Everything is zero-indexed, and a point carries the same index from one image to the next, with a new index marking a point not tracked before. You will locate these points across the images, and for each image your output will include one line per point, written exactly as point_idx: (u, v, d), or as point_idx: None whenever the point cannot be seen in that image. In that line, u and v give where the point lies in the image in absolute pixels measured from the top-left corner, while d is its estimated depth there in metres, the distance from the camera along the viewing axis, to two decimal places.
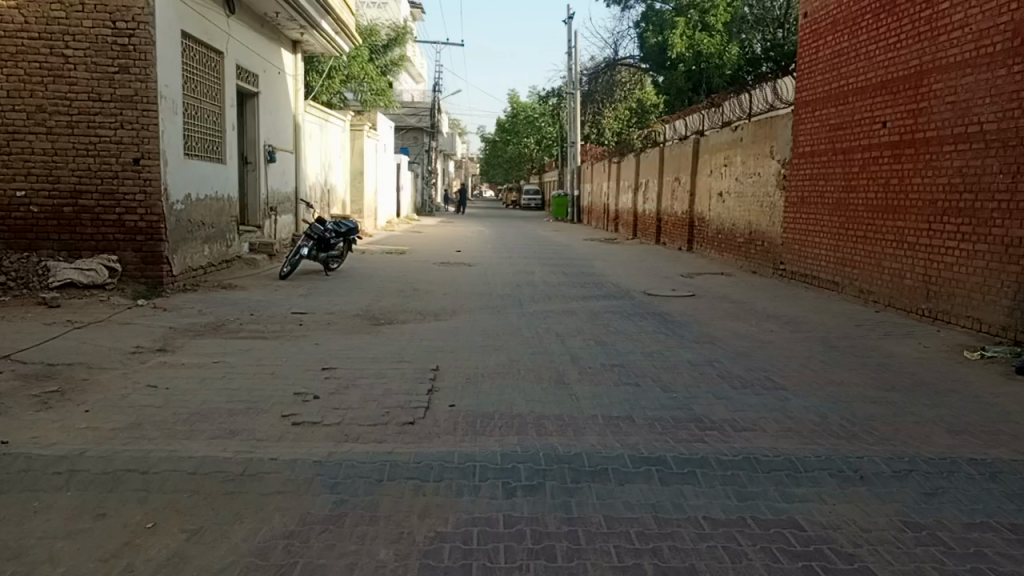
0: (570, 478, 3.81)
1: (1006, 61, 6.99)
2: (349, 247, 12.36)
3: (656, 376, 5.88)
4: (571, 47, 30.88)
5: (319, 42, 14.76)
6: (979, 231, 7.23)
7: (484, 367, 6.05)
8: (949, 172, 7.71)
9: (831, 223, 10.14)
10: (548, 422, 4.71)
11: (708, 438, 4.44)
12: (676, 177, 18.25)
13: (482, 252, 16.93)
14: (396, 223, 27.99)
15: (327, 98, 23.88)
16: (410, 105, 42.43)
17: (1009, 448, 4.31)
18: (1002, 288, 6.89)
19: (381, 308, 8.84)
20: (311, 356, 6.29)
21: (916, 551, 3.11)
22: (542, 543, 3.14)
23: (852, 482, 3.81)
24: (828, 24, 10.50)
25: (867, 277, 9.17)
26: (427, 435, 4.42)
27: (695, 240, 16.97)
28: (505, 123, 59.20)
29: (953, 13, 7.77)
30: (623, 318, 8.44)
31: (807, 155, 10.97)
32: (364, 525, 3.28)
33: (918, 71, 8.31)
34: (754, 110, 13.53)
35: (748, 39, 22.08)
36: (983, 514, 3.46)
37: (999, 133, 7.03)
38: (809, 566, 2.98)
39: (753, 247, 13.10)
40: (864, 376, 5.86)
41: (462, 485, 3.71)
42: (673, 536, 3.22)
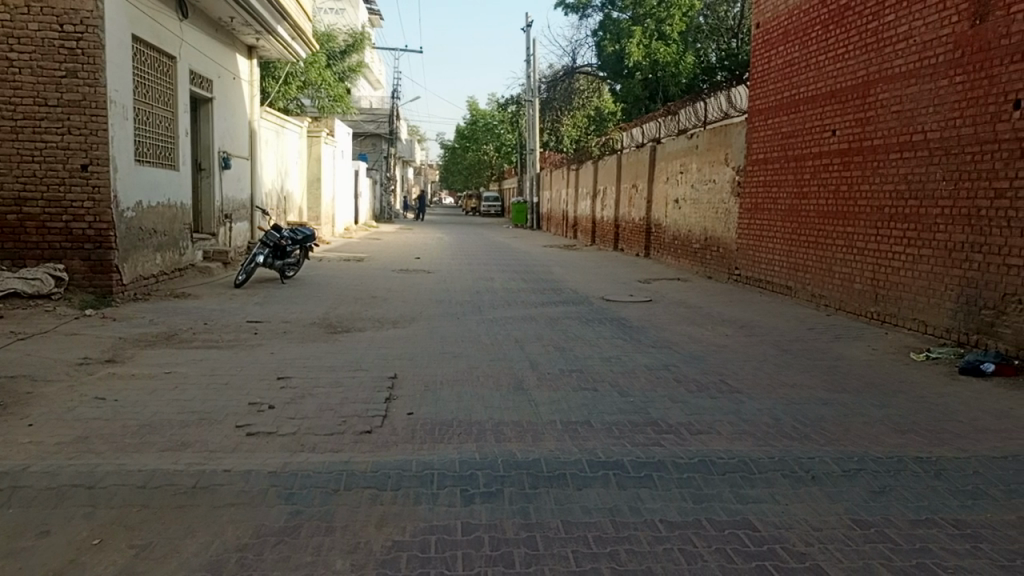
0: (529, 484, 3.82)
1: (949, 72, 7.22)
2: (305, 254, 12.21)
3: (614, 380, 5.93)
4: (530, 56, 31.21)
5: (275, 48, 14.58)
6: (923, 236, 7.45)
7: (443, 374, 6.04)
8: (895, 179, 7.93)
9: (784, 228, 10.36)
10: (507, 428, 4.72)
11: (664, 442, 4.49)
12: (634, 184, 18.43)
13: (441, 258, 16.90)
14: (354, 230, 27.71)
15: (283, 104, 23.57)
16: (369, 111, 42.23)
17: (952, 446, 4.45)
18: (946, 292, 7.11)
19: (338, 315, 8.77)
20: (267, 365, 6.17)
21: (864, 548, 3.19)
22: (500, 549, 3.14)
23: (804, 482, 3.89)
24: (780, 34, 10.73)
25: (819, 281, 9.39)
26: (385, 443, 4.39)
27: (652, 246, 17.17)
28: (463, 128, 59.09)
29: (899, 24, 8.01)
30: (582, 324, 8.50)
31: (760, 162, 11.21)
32: (320, 535, 3.24)
33: (866, 81, 8.55)
34: (710, 118, 13.77)
35: (703, 48, 22.85)
36: (928, 511, 3.57)
37: (942, 142, 7.25)
38: (762, 565, 3.03)
39: (709, 252, 13.28)
40: (815, 379, 5.99)
41: (419, 493, 3.69)
42: (630, 540, 3.25)
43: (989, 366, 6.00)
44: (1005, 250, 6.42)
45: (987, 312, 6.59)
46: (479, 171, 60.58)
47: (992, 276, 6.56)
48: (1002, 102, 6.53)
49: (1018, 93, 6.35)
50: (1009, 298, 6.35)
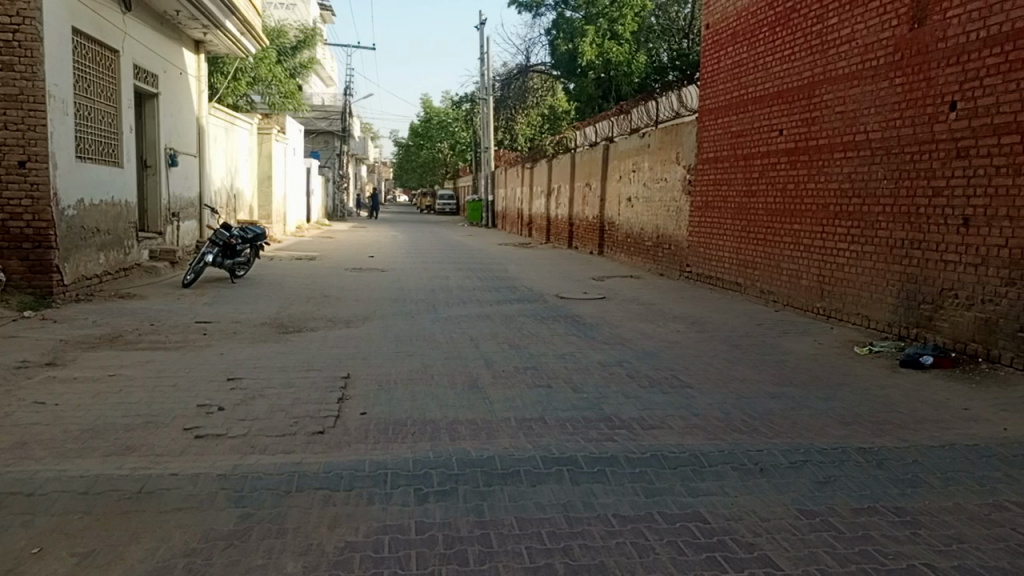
0: (483, 482, 3.83)
1: (889, 74, 7.44)
2: (256, 253, 12.02)
3: (568, 377, 5.97)
4: (483, 53, 31.18)
5: (223, 43, 14.29)
6: (866, 233, 7.67)
7: (397, 374, 6.00)
8: (840, 178, 8.14)
9: (733, 226, 10.56)
10: (461, 426, 4.72)
11: (617, 437, 4.55)
12: (588, 183, 18.56)
13: (395, 257, 16.78)
14: (306, 228, 27.33)
15: (232, 100, 23.11)
16: (321, 108, 41.69)
17: (893, 436, 4.60)
18: (888, 288, 7.33)
19: (290, 315, 8.65)
20: (216, 366, 6.05)
21: (810, 537, 3.27)
22: (454, 547, 3.14)
23: (752, 474, 3.97)
24: (729, 35, 10.93)
25: (767, 278, 9.59)
26: (338, 444, 4.35)
27: (605, 244, 17.32)
28: (417, 127, 58.73)
29: (841, 27, 8.23)
30: (536, 321, 8.54)
31: (710, 161, 11.41)
32: (271, 538, 3.19)
33: (811, 82, 8.76)
34: (661, 118, 13.95)
35: (655, 48, 23.14)
36: (870, 500, 3.68)
37: (883, 141, 7.47)
38: (712, 557, 3.09)
39: (661, 249, 13.46)
40: (763, 373, 6.13)
41: (373, 493, 3.67)
42: (584, 535, 3.28)
43: (928, 358, 6.21)
44: (943, 246, 6.65)
45: (926, 307, 6.82)
46: (433, 169, 60.30)
47: (930, 272, 6.78)
48: (939, 104, 6.76)
49: (954, 95, 6.58)
50: (946, 293, 6.58)
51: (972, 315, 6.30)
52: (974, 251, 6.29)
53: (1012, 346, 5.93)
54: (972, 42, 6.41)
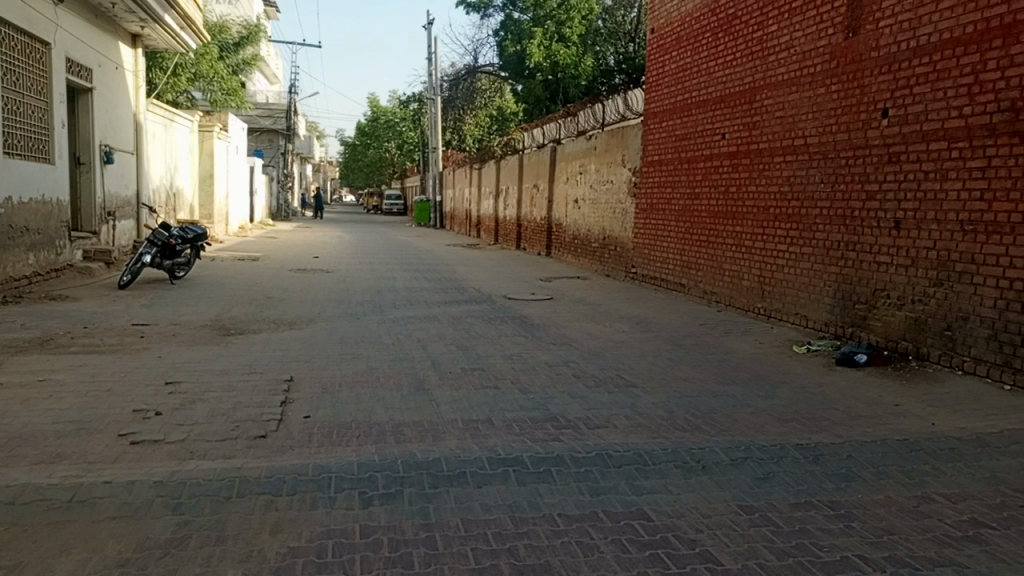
0: (429, 484, 3.81)
1: (825, 81, 7.67)
2: (197, 253, 11.73)
3: (515, 378, 5.99)
4: (432, 53, 31.04)
5: (162, 37, 13.91)
6: (804, 235, 7.89)
7: (342, 376, 5.93)
8: (779, 181, 8.36)
9: (677, 227, 10.75)
10: (407, 428, 4.69)
11: (563, 436, 4.58)
12: (535, 184, 18.66)
13: (341, 258, 16.57)
14: (250, 228, 26.80)
15: (172, 96, 22.51)
16: (265, 106, 40.93)
17: (829, 432, 4.74)
18: (825, 288, 7.55)
19: (232, 317, 8.46)
20: (153, 370, 5.87)
21: (750, 532, 3.35)
22: (399, 550, 3.12)
23: (695, 472, 4.05)
24: (673, 40, 11.11)
25: (710, 278, 9.79)
26: (281, 448, 4.28)
27: (553, 245, 17.42)
28: (365, 126, 58.14)
29: (781, 35, 8.45)
30: (483, 322, 8.54)
31: (654, 163, 11.58)
32: (210, 545, 3.11)
33: (752, 88, 8.98)
34: (607, 120, 14.10)
35: (602, 51, 23.36)
36: (807, 494, 3.79)
37: (820, 146, 7.69)
38: (655, 554, 3.13)
39: (608, 250, 13.60)
40: (706, 372, 6.25)
41: (316, 497, 3.61)
42: (529, 535, 3.29)
43: (862, 356, 6.43)
44: (876, 248, 6.88)
45: (860, 307, 7.06)
46: (380, 169, 59.76)
47: (864, 273, 7.02)
48: (871, 110, 7.00)
49: (886, 102, 6.82)
50: (879, 294, 6.82)
51: (903, 314, 6.54)
52: (904, 253, 6.53)
53: (939, 344, 6.17)
54: (903, 51, 6.65)
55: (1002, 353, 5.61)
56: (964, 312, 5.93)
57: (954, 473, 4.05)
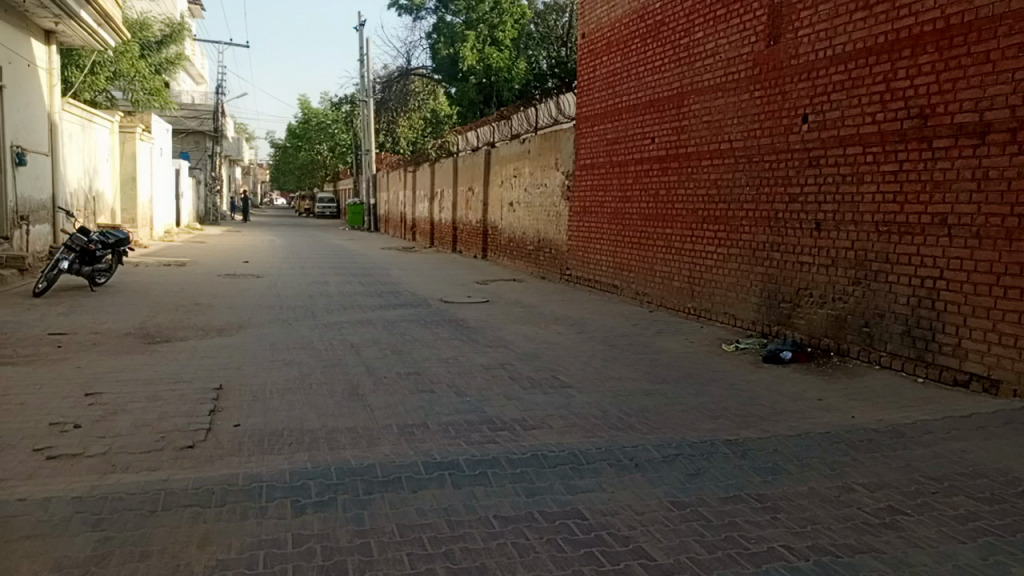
0: (363, 490, 3.76)
1: (749, 87, 7.91)
2: (119, 259, 11.30)
3: (451, 381, 5.97)
4: (364, 55, 30.71)
5: (78, 34, 13.37)
6: (731, 236, 8.12)
7: (274, 383, 5.81)
8: (707, 184, 8.58)
9: (609, 230, 10.91)
10: (341, 435, 4.62)
11: (499, 438, 4.59)
12: (470, 187, 18.66)
13: (272, 263, 16.21)
14: (176, 232, 25.95)
15: (90, 95, 21.62)
16: (190, 107, 39.75)
17: (756, 427, 4.90)
18: (752, 288, 7.79)
19: (156, 324, 8.18)
20: (71, 381, 5.62)
21: (681, 527, 3.43)
22: (333, 558, 3.07)
23: (628, 469, 4.12)
24: (604, 46, 11.28)
25: (642, 280, 9.97)
26: (209, 458, 4.16)
27: (488, 248, 17.45)
28: (296, 128, 57.02)
29: (706, 41, 8.68)
30: (419, 326, 8.49)
31: (587, 167, 11.74)
32: (133, 561, 3.00)
33: (679, 93, 9.19)
34: (540, 124, 14.22)
35: (535, 55, 23.57)
36: (736, 488, 3.90)
37: (745, 150, 7.93)
38: (589, 552, 3.17)
39: (542, 253, 13.71)
40: (639, 371, 6.36)
41: (246, 507, 3.53)
42: (465, 538, 3.29)
43: (787, 353, 6.65)
44: (798, 249, 7.13)
45: (784, 306, 7.31)
46: (313, 172, 58.70)
47: (788, 273, 7.27)
48: (792, 116, 7.26)
49: (805, 108, 7.08)
50: (802, 293, 7.07)
51: (824, 312, 6.80)
52: (825, 253, 6.79)
53: (858, 340, 6.44)
54: (821, 59, 6.92)
55: (915, 347, 5.89)
56: (880, 309, 6.20)
57: (872, 463, 4.24)
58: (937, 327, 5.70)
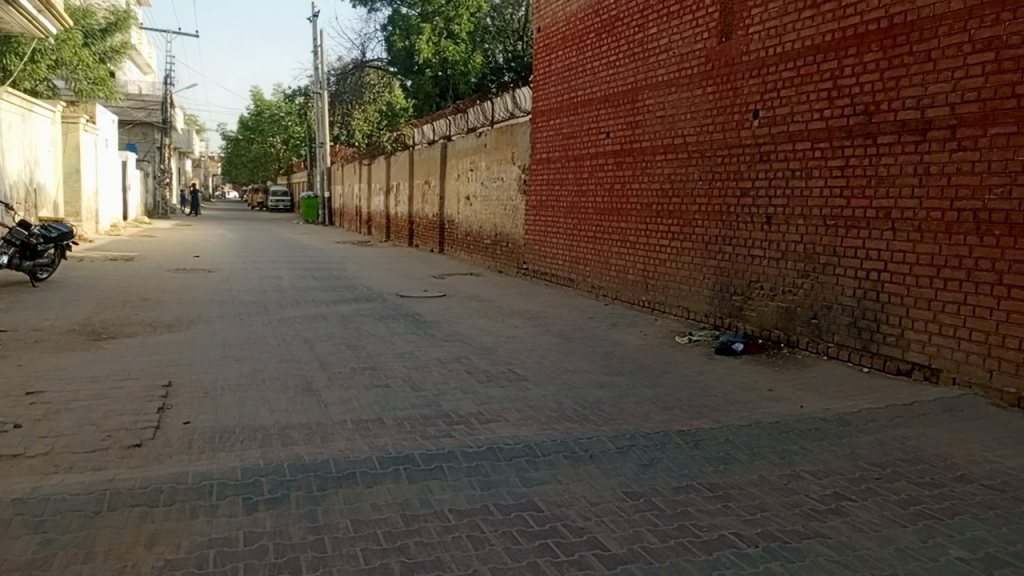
0: (317, 486, 3.72)
1: (701, 83, 8.02)
2: (62, 253, 10.96)
3: (406, 376, 5.94)
4: (317, 46, 30.28)
5: (17, 20, 12.91)
6: (685, 230, 8.23)
7: (226, 379, 5.70)
8: (661, 179, 8.68)
9: (565, 224, 10.97)
10: (294, 431, 4.56)
11: (455, 432, 4.59)
12: (426, 181, 18.56)
13: (224, 257, 15.89)
14: (123, 226, 25.26)
15: (30, 84, 20.87)
16: (137, 98, 38.71)
17: (708, 418, 4.98)
18: (705, 281, 7.91)
19: (102, 321, 7.95)
20: (11, 379, 5.44)
21: (635, 517, 3.47)
22: (286, 555, 3.03)
23: (583, 461, 4.15)
24: (559, 40, 11.31)
25: (598, 273, 10.05)
26: (158, 456, 4.07)
27: (445, 242, 17.38)
28: (248, 120, 55.96)
29: (660, 37, 8.77)
30: (375, 321, 8.41)
31: (543, 161, 11.78)
32: (76, 564, 2.92)
33: (634, 88, 9.27)
34: (496, 118, 14.20)
35: (491, 48, 23.42)
36: (688, 478, 3.96)
37: (698, 145, 8.04)
38: (544, 543, 3.19)
39: (499, 247, 13.72)
40: (595, 364, 6.42)
41: (196, 506, 3.46)
42: (420, 532, 3.28)
43: (739, 345, 6.78)
44: (749, 242, 7.27)
45: (736, 298, 7.45)
46: (266, 165, 57.68)
47: (739, 266, 7.41)
48: (743, 112, 7.38)
49: (756, 104, 7.21)
50: (753, 286, 7.21)
51: (774, 304, 6.95)
52: (775, 247, 6.93)
53: (807, 331, 6.59)
54: (771, 56, 7.05)
55: (860, 338, 6.06)
56: (828, 301, 6.35)
57: (819, 451, 4.34)
58: (882, 318, 5.87)
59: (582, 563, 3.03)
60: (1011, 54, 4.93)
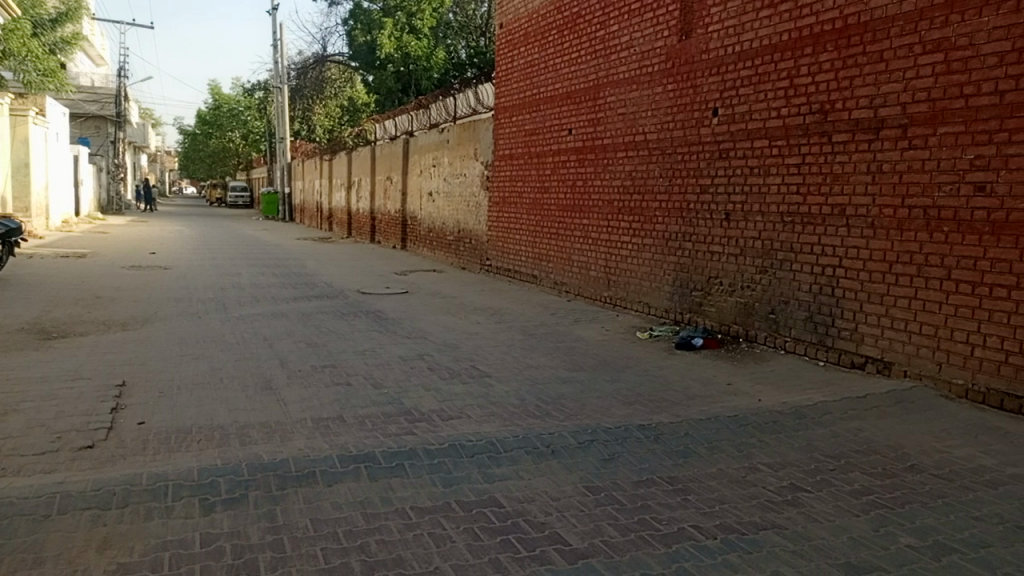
0: (276, 486, 3.67)
1: (662, 80, 8.09)
2: (10, 250, 10.64)
3: (368, 373, 5.90)
4: (277, 40, 29.85)
5: None
6: (646, 227, 8.30)
7: (182, 378, 5.59)
8: (622, 176, 8.75)
9: (528, 221, 10.99)
10: (252, 430, 4.49)
11: (416, 430, 4.57)
12: (388, 177, 18.44)
13: (180, 253, 15.57)
14: (75, 222, 24.60)
15: None
16: (90, 90, 37.70)
17: (668, 412, 5.04)
18: (665, 277, 7.99)
19: (54, 319, 7.74)
20: None
21: (596, 511, 3.49)
22: (244, 556, 2.99)
23: (544, 456, 4.17)
24: (521, 36, 11.31)
25: (560, 270, 10.09)
26: (111, 458, 3.97)
27: (407, 239, 17.29)
28: (206, 114, 54.96)
29: (621, 35, 8.83)
30: (336, 318, 8.33)
31: (505, 157, 11.78)
32: (24, 570, 2.84)
33: (595, 85, 9.32)
34: (459, 114, 14.16)
35: (453, 44, 23.29)
36: (649, 472, 4.00)
37: (658, 142, 8.12)
38: (506, 539, 3.19)
39: (462, 243, 13.68)
40: (557, 360, 6.44)
41: (150, 508, 3.39)
42: (381, 530, 3.26)
43: (698, 340, 6.87)
44: (708, 239, 7.37)
45: (695, 294, 7.54)
46: (225, 160, 56.70)
47: (699, 262, 7.50)
48: (703, 109, 7.47)
49: (715, 102, 7.30)
50: (712, 281, 7.31)
51: (733, 300, 7.05)
52: (734, 243, 7.03)
53: (765, 326, 6.70)
54: (729, 55, 7.14)
55: (816, 333, 6.18)
56: (785, 296, 6.47)
57: (775, 444, 4.43)
58: (837, 313, 5.99)
59: (543, 558, 3.04)
60: (960, 55, 5.07)
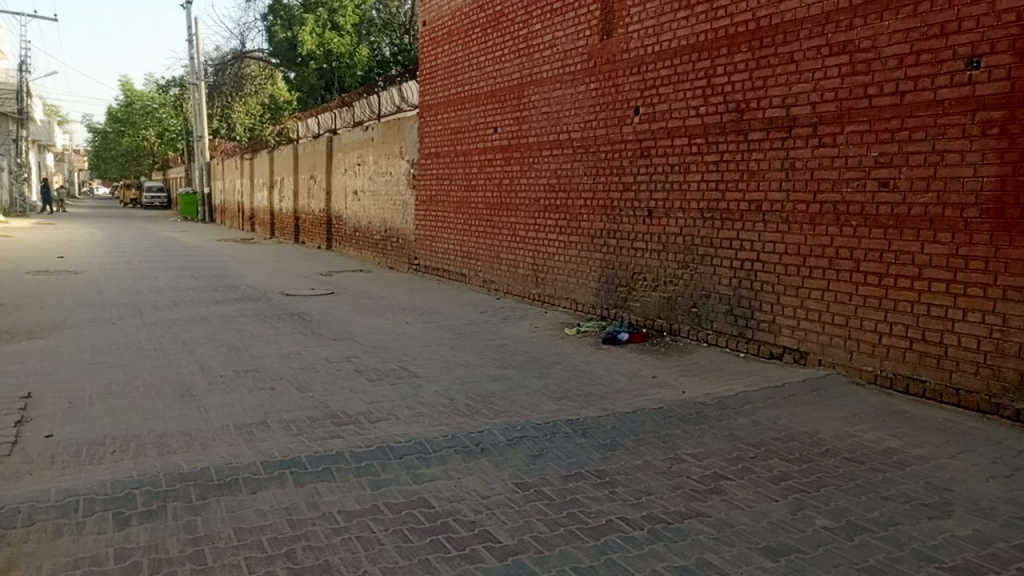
0: (196, 496, 3.55)
1: (584, 79, 8.19)
2: None
3: (293, 377, 5.77)
4: (192, 35, 28.84)
5: None
6: (572, 224, 8.39)
7: (94, 388, 5.34)
8: (547, 173, 8.82)
9: (455, 219, 10.95)
10: (171, 439, 4.33)
11: (344, 433, 4.49)
12: (312, 175, 18.07)
13: (91, 257, 14.86)
14: None
15: None
16: None
17: (596, 406, 5.11)
18: (592, 273, 8.10)
19: None
20: None
21: (525, 508, 3.51)
22: (162, 570, 2.88)
23: (474, 455, 4.17)
24: (445, 33, 11.25)
25: (488, 268, 10.10)
26: (16, 474, 3.76)
27: (333, 238, 16.97)
28: (118, 111, 52.67)
29: (544, 33, 8.88)
30: (259, 321, 8.11)
31: (431, 156, 11.71)
32: None
33: (520, 83, 9.35)
34: (384, 112, 14.00)
35: (377, 41, 22.95)
36: (577, 466, 4.05)
37: (582, 139, 8.21)
38: (435, 540, 3.18)
39: (389, 243, 13.52)
40: (486, 357, 6.45)
41: (61, 525, 3.23)
42: (308, 536, 3.19)
43: (624, 334, 6.99)
44: (632, 235, 7.50)
45: (621, 290, 7.67)
46: (138, 159, 54.43)
47: (623, 258, 7.63)
48: (625, 108, 7.59)
49: (636, 101, 7.43)
50: (637, 277, 7.45)
51: (657, 295, 7.20)
52: (656, 238, 7.18)
53: (688, 320, 6.87)
54: (649, 55, 7.28)
55: (736, 325, 6.38)
56: (706, 290, 6.65)
57: (698, 434, 4.55)
58: (755, 306, 6.19)
59: (473, 557, 3.03)
60: (863, 57, 5.31)
